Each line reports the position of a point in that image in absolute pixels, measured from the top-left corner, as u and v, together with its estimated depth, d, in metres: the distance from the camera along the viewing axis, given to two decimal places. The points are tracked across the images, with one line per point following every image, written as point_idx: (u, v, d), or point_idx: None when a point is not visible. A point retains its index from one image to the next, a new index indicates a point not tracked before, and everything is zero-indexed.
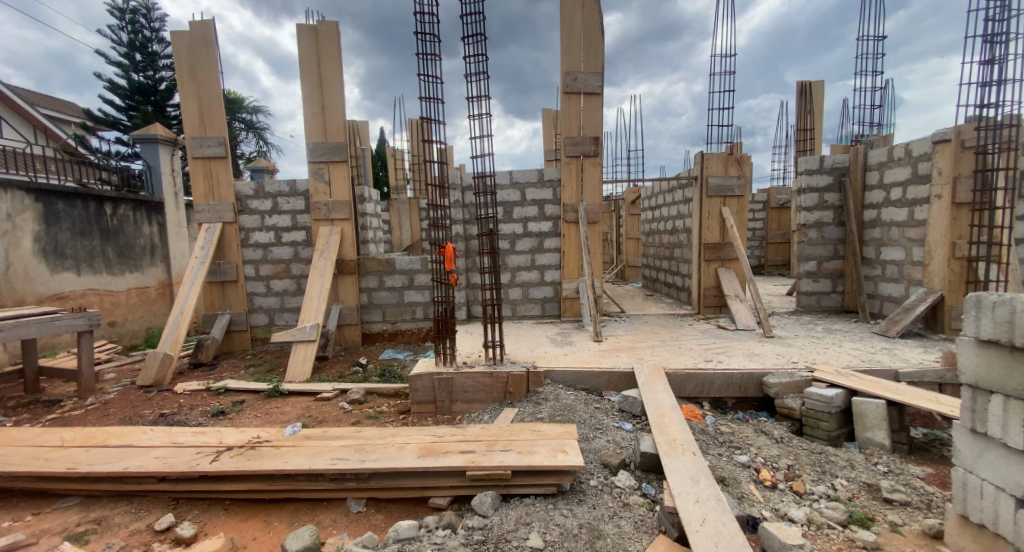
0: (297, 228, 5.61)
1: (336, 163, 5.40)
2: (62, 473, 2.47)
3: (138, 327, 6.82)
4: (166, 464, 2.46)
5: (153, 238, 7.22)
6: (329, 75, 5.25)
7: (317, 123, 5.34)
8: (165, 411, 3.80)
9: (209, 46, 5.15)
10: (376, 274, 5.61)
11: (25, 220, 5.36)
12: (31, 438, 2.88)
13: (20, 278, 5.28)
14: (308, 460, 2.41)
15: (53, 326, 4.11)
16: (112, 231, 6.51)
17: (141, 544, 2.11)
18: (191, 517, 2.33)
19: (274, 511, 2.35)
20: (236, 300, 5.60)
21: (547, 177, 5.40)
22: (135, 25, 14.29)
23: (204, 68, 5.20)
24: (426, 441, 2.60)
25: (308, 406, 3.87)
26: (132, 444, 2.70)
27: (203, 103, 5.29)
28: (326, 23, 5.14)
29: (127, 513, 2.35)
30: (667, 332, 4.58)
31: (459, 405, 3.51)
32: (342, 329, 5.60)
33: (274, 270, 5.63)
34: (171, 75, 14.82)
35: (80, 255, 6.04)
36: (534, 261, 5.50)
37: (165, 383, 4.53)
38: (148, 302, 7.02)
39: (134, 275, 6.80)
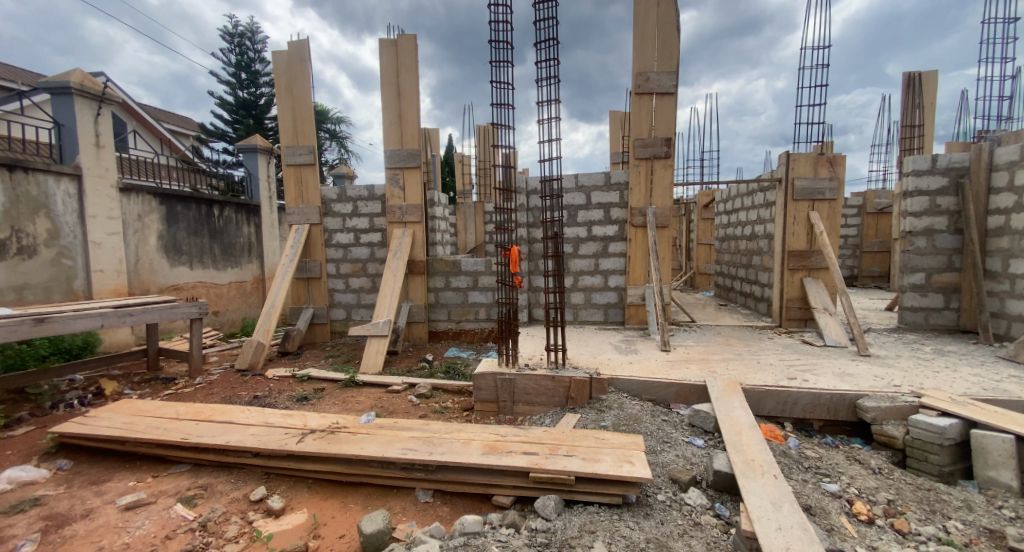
0: (373, 230, 5.99)
1: (410, 169, 5.69)
2: (176, 442, 2.82)
3: (236, 316, 7.62)
4: (260, 441, 2.73)
5: (252, 238, 8.05)
6: (407, 86, 5.55)
7: (394, 131, 5.65)
8: (258, 393, 4.20)
9: (303, 63, 5.65)
10: (443, 274, 5.81)
11: (151, 220, 6.20)
12: (153, 409, 3.32)
13: (147, 270, 6.11)
14: (381, 449, 2.55)
15: (172, 312, 4.74)
16: (219, 230, 7.34)
17: (239, 511, 2.35)
18: (280, 491, 2.55)
19: (350, 494, 2.50)
20: (319, 296, 6.06)
21: (615, 179, 5.27)
22: (242, 48, 16.06)
23: (299, 84, 5.71)
24: (491, 439, 2.66)
25: (380, 397, 4.10)
26: (231, 422, 3.02)
27: (296, 115, 5.80)
28: (405, 37, 5.46)
29: (227, 482, 2.63)
30: (744, 345, 4.29)
31: (522, 407, 3.53)
32: (411, 326, 5.86)
33: (352, 269, 6.03)
34: (269, 91, 16.45)
35: (193, 252, 6.87)
36: (598, 266, 5.40)
37: (257, 368, 5.01)
38: (244, 295, 7.83)
39: (234, 270, 7.62)
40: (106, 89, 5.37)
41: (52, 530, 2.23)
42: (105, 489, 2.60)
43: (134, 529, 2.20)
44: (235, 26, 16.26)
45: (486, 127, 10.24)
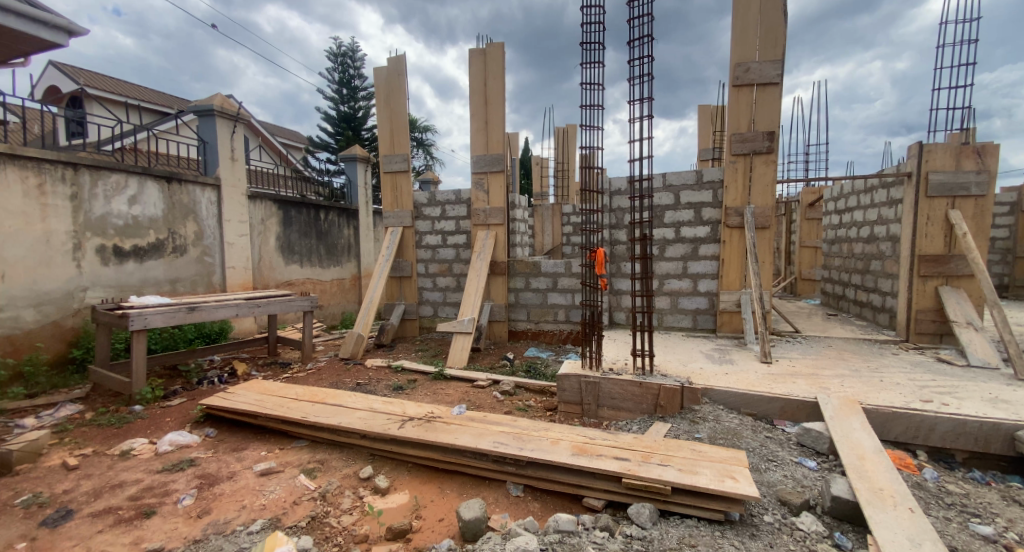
0: (459, 232, 6.26)
1: (495, 172, 5.86)
2: (298, 419, 3.18)
3: (336, 310, 8.38)
4: (366, 425, 2.98)
5: (351, 239, 8.81)
6: (494, 92, 5.72)
7: (481, 136, 5.86)
8: (359, 381, 4.59)
9: (400, 77, 6.07)
10: (523, 275, 5.90)
11: (272, 223, 7.04)
12: (277, 389, 3.78)
13: (267, 267, 6.95)
14: (475, 441, 2.66)
15: (290, 305, 5.36)
16: (324, 232, 8.12)
17: (351, 486, 2.59)
18: (384, 471, 2.77)
19: (446, 481, 2.64)
20: (409, 293, 6.46)
21: (708, 177, 4.99)
22: (345, 66, 17.65)
23: (396, 97, 6.14)
24: (580, 440, 2.66)
25: (467, 391, 4.27)
26: (340, 405, 3.34)
27: (393, 125, 6.24)
28: (494, 45, 5.65)
29: (340, 459, 2.91)
30: (861, 360, 3.83)
31: (607, 411, 3.47)
32: (492, 325, 6.02)
33: (439, 269, 6.36)
34: (366, 104, 17.89)
35: (303, 252, 7.67)
36: (686, 269, 5.13)
37: (357, 357, 5.48)
38: (344, 291, 8.59)
39: (336, 268, 8.39)
40: (239, 109, 6.19)
41: (206, 487, 2.63)
42: (243, 456, 3.02)
43: (268, 493, 2.52)
44: (338, 46, 17.94)
45: (567, 128, 10.19)
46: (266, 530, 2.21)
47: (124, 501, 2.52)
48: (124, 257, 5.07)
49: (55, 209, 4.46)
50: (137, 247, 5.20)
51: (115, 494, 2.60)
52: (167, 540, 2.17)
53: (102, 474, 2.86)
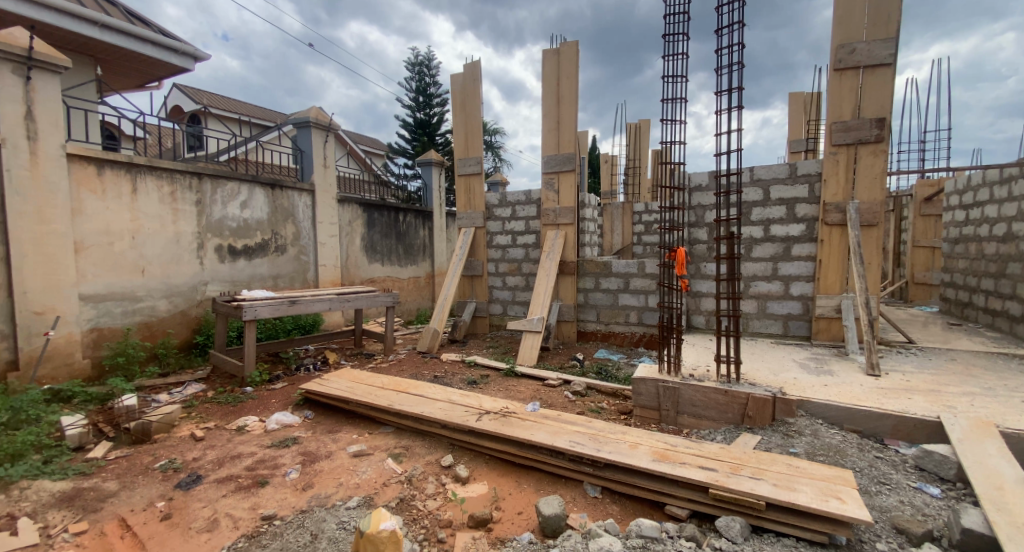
0: (530, 232, 6.31)
1: (566, 172, 5.84)
2: (384, 407, 3.41)
3: (411, 306, 8.83)
4: (446, 415, 3.12)
5: (426, 240, 9.23)
6: (567, 91, 5.70)
7: (553, 136, 5.87)
8: (436, 374, 4.81)
9: (475, 82, 6.25)
10: (593, 275, 5.81)
11: (357, 225, 7.57)
12: (363, 378, 4.07)
13: (352, 265, 7.49)
14: (551, 438, 2.68)
15: (374, 300, 5.74)
16: (403, 233, 8.58)
17: (434, 473, 2.73)
18: (463, 461, 2.88)
19: (523, 475, 2.69)
20: (480, 291, 6.63)
21: (803, 170, 4.58)
22: (421, 75, 18.53)
23: (471, 102, 6.33)
24: (660, 446, 2.57)
25: (538, 389, 4.30)
26: (422, 395, 3.53)
27: (468, 129, 6.44)
28: (568, 44, 5.63)
29: (422, 446, 3.07)
30: (995, 377, 3.32)
31: (687, 418, 3.32)
32: (561, 324, 5.99)
33: (509, 268, 6.46)
34: (440, 110, 18.65)
35: (384, 251, 8.16)
36: (776, 270, 4.75)
37: (433, 351, 5.74)
38: (418, 288, 9.03)
39: (412, 267, 8.84)
40: (331, 120, 6.73)
41: (308, 463, 2.91)
42: (337, 438, 3.29)
43: (361, 473, 2.73)
44: (415, 56, 18.89)
45: (640, 124, 9.87)
46: (360, 507, 2.39)
47: (242, 470, 2.86)
48: (236, 256, 5.73)
49: (184, 213, 5.16)
50: (247, 247, 5.85)
51: (234, 464, 2.96)
52: (279, 508, 2.43)
53: (223, 445, 3.27)
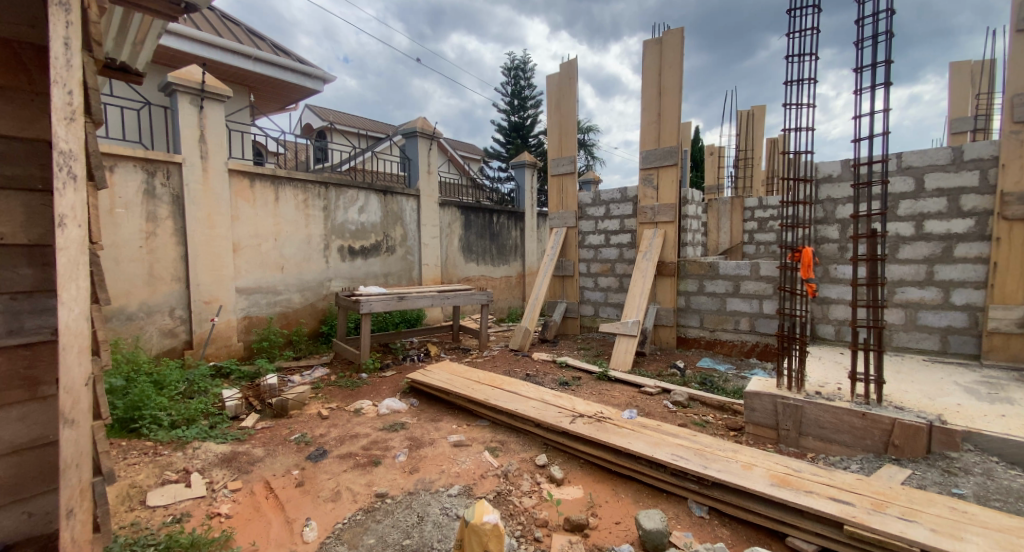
0: (625, 231, 6.08)
1: (666, 167, 5.52)
2: (480, 401, 3.53)
3: (503, 305, 9.07)
4: (540, 415, 3.14)
5: (518, 240, 9.40)
6: (670, 83, 5.38)
7: (652, 131, 5.59)
8: (528, 372, 4.86)
9: (571, 81, 6.20)
10: (696, 277, 5.42)
11: (455, 226, 7.96)
12: (461, 372, 4.26)
13: (450, 265, 7.90)
14: (651, 448, 2.56)
15: (469, 297, 5.98)
16: (496, 234, 8.84)
17: (529, 470, 2.75)
18: (558, 462, 2.87)
19: (620, 483, 2.60)
20: (572, 292, 6.54)
21: (970, 154, 3.79)
22: (516, 79, 18.94)
23: (566, 101, 6.29)
24: (779, 470, 2.31)
25: (634, 396, 4.11)
26: (515, 393, 3.59)
27: (562, 129, 6.40)
28: (671, 32, 5.32)
29: (517, 443, 3.12)
30: None
31: (812, 441, 2.93)
32: (658, 329, 5.67)
33: (602, 268, 6.29)
34: (534, 112, 18.91)
35: (479, 251, 8.48)
36: (931, 275, 3.99)
37: (524, 350, 5.82)
38: (510, 287, 9.24)
39: (504, 267, 9.07)
40: (435, 129, 7.16)
41: (414, 448, 3.12)
42: (439, 426, 3.49)
43: (461, 463, 2.87)
44: (512, 61, 19.34)
45: (752, 112, 8.98)
46: (461, 495, 2.51)
47: (359, 449, 3.17)
48: (353, 255, 6.36)
49: (314, 218, 5.87)
50: (362, 247, 6.47)
51: (352, 442, 3.29)
52: (390, 487, 2.64)
53: (343, 424, 3.66)
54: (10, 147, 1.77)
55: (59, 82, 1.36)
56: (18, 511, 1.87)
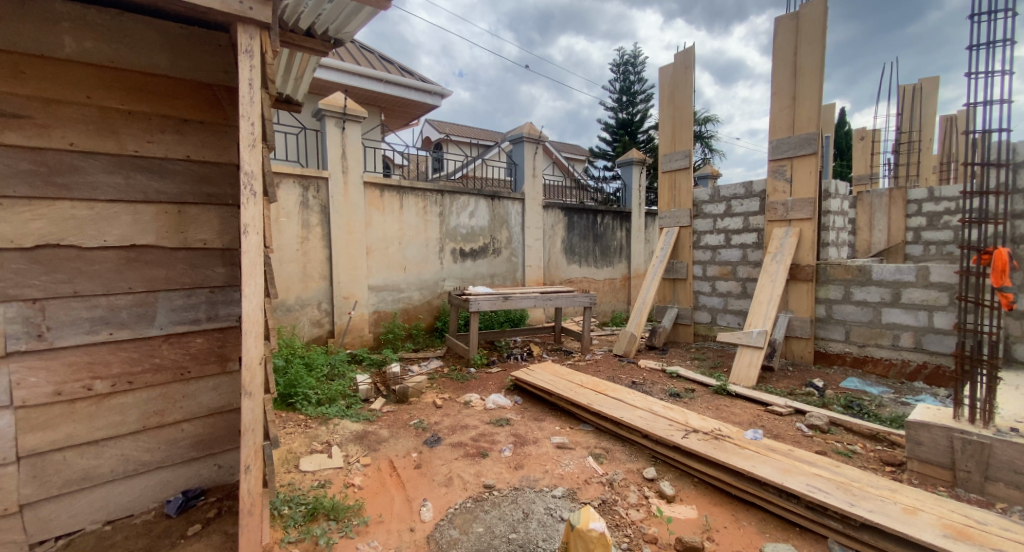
0: (749, 230, 5.49)
1: (803, 157, 4.85)
2: (584, 405, 3.49)
3: (607, 308, 8.87)
4: (648, 425, 3.00)
5: (624, 241, 9.09)
6: (808, 61, 4.74)
7: (785, 117, 4.97)
8: (635, 379, 4.66)
9: (688, 70, 5.80)
10: (841, 283, 4.69)
11: (559, 228, 7.98)
12: (564, 374, 4.25)
13: (553, 266, 7.95)
14: (780, 475, 2.29)
15: (572, 299, 5.95)
16: (601, 235, 8.65)
17: (636, 482, 2.64)
18: (669, 477, 2.69)
19: (742, 509, 2.36)
20: (685, 296, 6.11)
21: None
22: (626, 74, 18.33)
23: (681, 93, 5.90)
24: (954, 519, 1.93)
25: (758, 414, 3.70)
26: (621, 400, 3.48)
27: (676, 122, 6.00)
28: (811, 3, 4.68)
29: (623, 452, 3.01)
30: None
31: (1007, 490, 2.34)
32: (790, 341, 5.02)
33: (721, 271, 5.76)
34: (644, 108, 18.13)
35: (583, 253, 8.38)
36: None
37: (631, 356, 5.59)
38: (615, 290, 9.01)
39: (609, 269, 8.85)
40: (541, 132, 7.25)
41: (519, 445, 3.20)
42: (542, 426, 3.53)
43: (565, 465, 2.86)
44: (621, 56, 18.77)
45: (920, 84, 7.47)
46: (566, 498, 2.50)
47: (468, 440, 3.34)
48: (463, 257, 6.75)
49: (430, 223, 6.35)
50: (471, 249, 6.83)
51: (462, 433, 3.49)
52: (497, 480, 2.75)
53: (454, 415, 3.90)
54: (211, 170, 2.22)
55: (245, 117, 1.68)
56: (212, 462, 2.34)
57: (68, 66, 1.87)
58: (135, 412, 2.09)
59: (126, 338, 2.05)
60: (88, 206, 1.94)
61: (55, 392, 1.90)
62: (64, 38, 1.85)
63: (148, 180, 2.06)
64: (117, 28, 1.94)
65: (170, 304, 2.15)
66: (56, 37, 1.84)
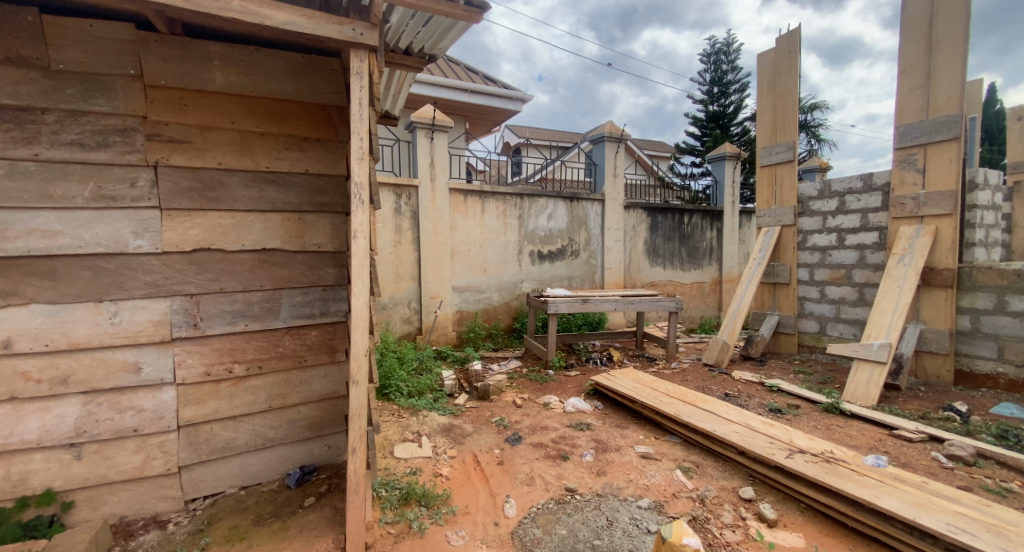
0: (868, 229, 4.84)
1: (940, 143, 4.18)
2: (671, 415, 3.33)
3: (694, 313, 8.37)
4: (746, 442, 2.78)
5: (714, 242, 8.50)
6: (947, 32, 4.08)
7: (916, 99, 4.32)
8: (728, 391, 4.34)
9: (792, 54, 5.28)
10: (992, 289, 3.96)
11: (641, 229, 7.68)
12: (649, 381, 4.09)
13: (635, 269, 7.68)
14: (910, 510, 2.01)
15: (657, 304, 5.69)
16: (687, 236, 8.18)
17: (731, 501, 2.46)
18: (769, 499, 2.48)
19: (862, 543, 2.10)
20: (787, 303, 5.56)
21: None
22: (718, 64, 17.18)
23: (784, 79, 5.38)
24: None
25: (879, 438, 3.25)
26: (713, 413, 3.27)
27: (777, 111, 5.49)
28: None
29: (715, 468, 2.82)
30: None
31: None
32: (921, 356, 4.34)
33: (832, 275, 5.15)
34: (739, 98, 16.86)
35: (667, 255, 7.99)
36: None
37: (722, 366, 5.22)
38: (703, 294, 8.47)
39: (696, 272, 8.34)
40: (623, 131, 7.06)
41: (601, 451, 3.15)
42: (625, 434, 3.42)
43: (651, 476, 2.75)
44: (711, 46, 17.65)
45: None
46: (652, 510, 2.41)
47: (549, 441, 3.36)
48: (542, 259, 6.79)
49: (510, 225, 6.48)
50: (549, 252, 6.84)
51: (543, 434, 3.51)
52: (579, 484, 2.73)
53: (535, 415, 3.94)
54: (325, 182, 2.49)
55: (355, 133, 1.86)
56: (323, 442, 2.61)
57: (217, 97, 2.21)
58: (264, 393, 2.40)
59: (257, 329, 2.36)
60: (231, 215, 2.27)
61: (205, 373, 2.26)
62: (215, 74, 2.19)
63: (275, 192, 2.36)
64: (254, 62, 2.26)
65: (291, 300, 2.44)
66: (208, 74, 2.18)
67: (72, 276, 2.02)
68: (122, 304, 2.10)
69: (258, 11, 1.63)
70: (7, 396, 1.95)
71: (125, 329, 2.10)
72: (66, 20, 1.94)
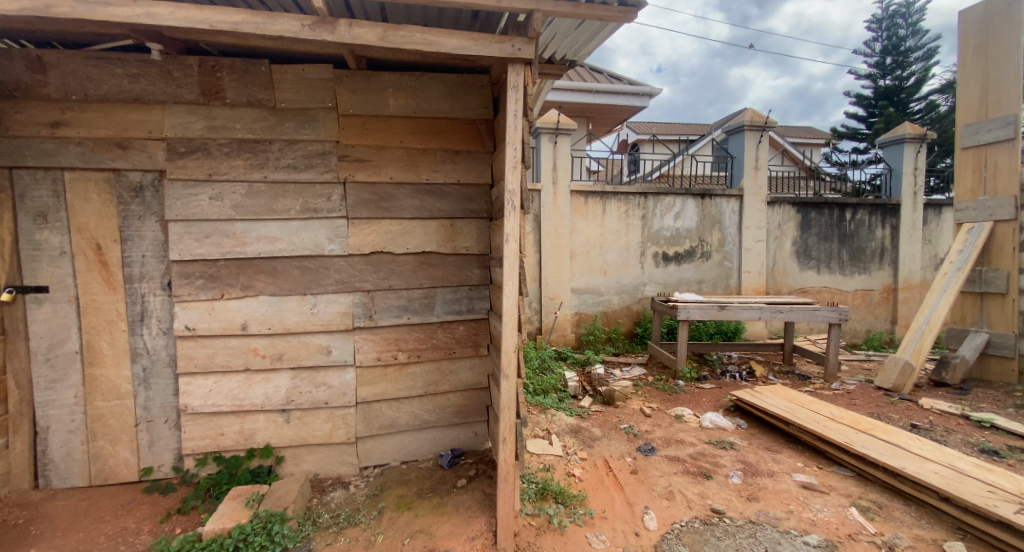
0: None
1: None
2: (839, 443, 2.88)
3: (859, 326, 7.13)
4: (952, 487, 2.29)
5: (886, 242, 7.13)
6: None
7: None
8: (914, 422, 3.60)
9: (1015, 4, 4.16)
10: None
11: (789, 227, 6.77)
12: (806, 402, 3.59)
13: (780, 272, 6.82)
14: None
15: (813, 315, 4.97)
16: (850, 235, 6.99)
17: None
18: None
19: None
20: (1003, 319, 4.41)
21: None
22: (894, 29, 14.39)
23: (1000, 37, 4.27)
24: None
25: None
26: (899, 446, 2.74)
27: (989, 78, 4.37)
28: None
29: (906, 512, 2.36)
30: None
31: None
32: None
33: None
34: (923, 68, 13.92)
35: (822, 257, 6.93)
36: None
37: (903, 392, 4.34)
38: (871, 305, 7.17)
39: (861, 277, 7.09)
40: (767, 118, 6.31)
41: (750, 474, 2.86)
42: (779, 459, 3.05)
43: (817, 510, 2.41)
44: (884, 8, 14.82)
45: None
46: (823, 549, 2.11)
47: (687, 456, 3.16)
48: (668, 261, 6.42)
49: (634, 226, 6.26)
50: (677, 253, 6.44)
51: (680, 448, 3.31)
52: (727, 507, 2.52)
53: (667, 426, 3.74)
54: (474, 191, 2.69)
55: (511, 143, 1.98)
56: (468, 430, 2.83)
57: (390, 120, 2.55)
58: (421, 380, 2.69)
59: (417, 322, 2.65)
60: (399, 223, 2.59)
61: (377, 358, 2.61)
62: (389, 100, 2.52)
63: (433, 201, 2.62)
64: (419, 86, 2.55)
65: (444, 298, 2.69)
66: (384, 100, 2.52)
67: (286, 274, 2.50)
68: (319, 297, 2.53)
69: (435, 40, 1.82)
70: (243, 366, 2.50)
71: (320, 318, 2.53)
72: (286, 67, 2.41)
